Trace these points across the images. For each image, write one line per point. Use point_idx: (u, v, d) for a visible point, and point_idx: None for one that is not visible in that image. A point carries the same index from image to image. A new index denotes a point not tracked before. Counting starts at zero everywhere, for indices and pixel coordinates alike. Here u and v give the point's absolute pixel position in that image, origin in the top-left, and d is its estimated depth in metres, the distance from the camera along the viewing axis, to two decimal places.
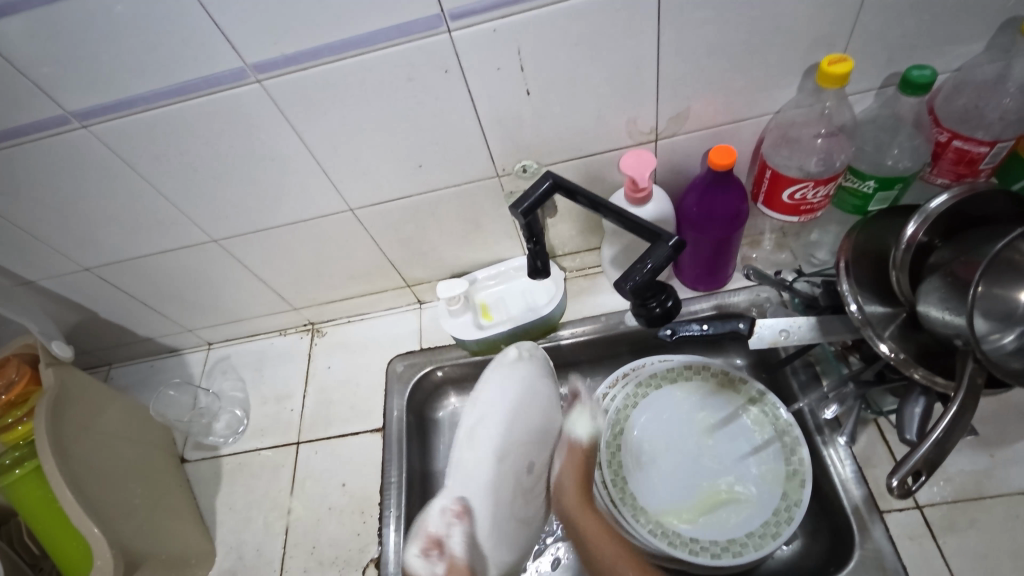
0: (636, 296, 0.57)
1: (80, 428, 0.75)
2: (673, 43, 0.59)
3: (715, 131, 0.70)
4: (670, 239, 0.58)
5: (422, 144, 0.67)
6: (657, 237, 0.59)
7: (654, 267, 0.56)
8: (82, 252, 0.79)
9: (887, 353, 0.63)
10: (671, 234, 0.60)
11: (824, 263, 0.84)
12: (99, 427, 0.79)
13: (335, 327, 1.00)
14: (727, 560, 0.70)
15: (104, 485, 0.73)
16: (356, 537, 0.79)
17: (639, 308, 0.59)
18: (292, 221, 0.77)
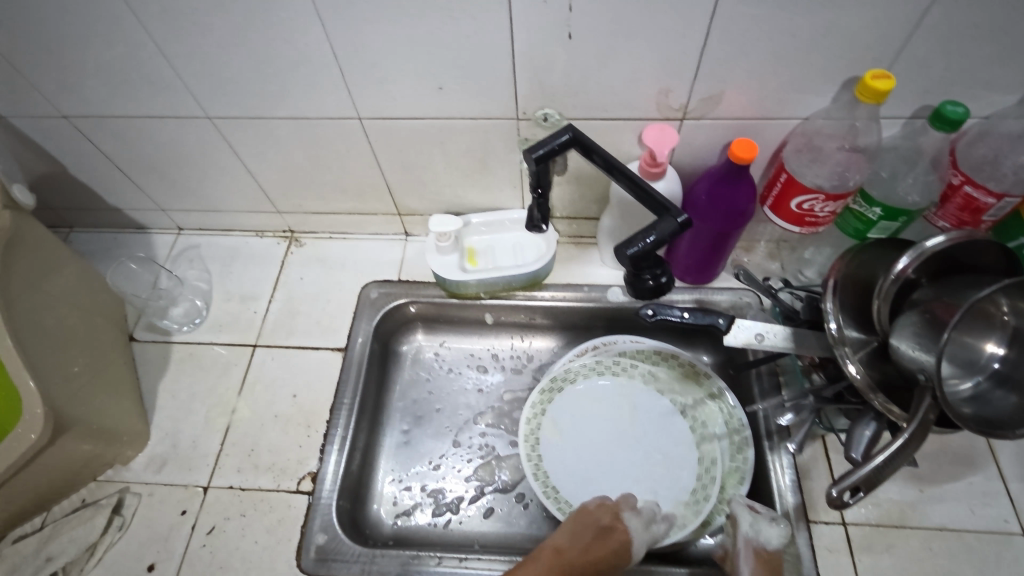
0: (635, 264, 0.56)
1: (24, 282, 0.71)
2: (726, 19, 0.57)
3: (742, 124, 0.69)
4: (679, 215, 0.57)
5: (447, 64, 0.64)
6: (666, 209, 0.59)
7: (660, 239, 0.56)
8: (61, 97, 0.73)
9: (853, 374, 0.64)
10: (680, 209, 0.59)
11: (810, 280, 0.85)
12: (45, 285, 0.74)
13: (315, 240, 0.98)
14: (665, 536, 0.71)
15: (42, 345, 0.70)
16: (298, 449, 0.78)
17: (634, 277, 0.59)
18: (294, 116, 0.73)
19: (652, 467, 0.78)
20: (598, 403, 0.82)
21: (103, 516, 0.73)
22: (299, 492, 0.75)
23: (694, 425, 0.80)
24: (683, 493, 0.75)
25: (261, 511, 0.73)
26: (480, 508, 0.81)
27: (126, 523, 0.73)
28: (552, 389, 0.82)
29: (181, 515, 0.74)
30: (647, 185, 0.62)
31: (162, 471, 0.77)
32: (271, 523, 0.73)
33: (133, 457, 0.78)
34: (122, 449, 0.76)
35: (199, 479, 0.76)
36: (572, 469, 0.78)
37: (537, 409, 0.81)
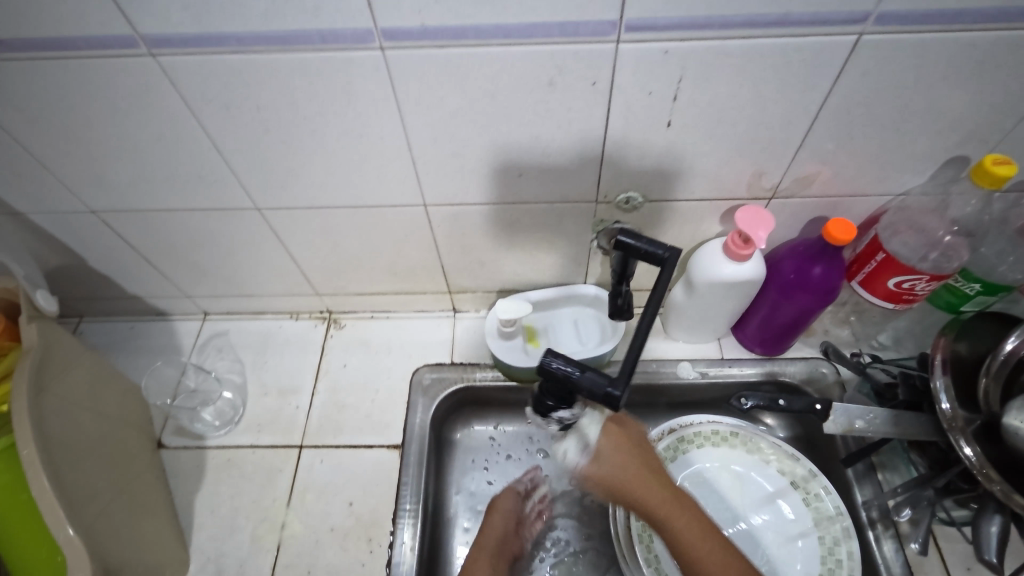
0: (539, 375, 0.52)
1: (39, 394, 0.60)
2: (838, 105, 0.54)
3: (831, 201, 0.66)
4: (614, 387, 0.49)
5: (531, 153, 0.60)
6: (622, 372, 0.50)
7: (571, 379, 0.50)
8: (91, 192, 0.67)
9: (968, 457, 0.58)
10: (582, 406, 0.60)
11: (886, 347, 0.82)
12: (60, 389, 0.64)
13: (355, 321, 0.91)
14: None
15: (63, 467, 0.59)
16: (360, 568, 0.70)
17: (544, 390, 0.58)
18: (352, 205, 0.68)
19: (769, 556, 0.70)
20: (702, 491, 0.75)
21: None
22: None
23: (804, 496, 0.73)
24: None
25: None
26: None
27: None
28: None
29: None
30: (634, 359, 0.53)
31: None
32: None
33: None
34: None
35: None
36: None
37: None
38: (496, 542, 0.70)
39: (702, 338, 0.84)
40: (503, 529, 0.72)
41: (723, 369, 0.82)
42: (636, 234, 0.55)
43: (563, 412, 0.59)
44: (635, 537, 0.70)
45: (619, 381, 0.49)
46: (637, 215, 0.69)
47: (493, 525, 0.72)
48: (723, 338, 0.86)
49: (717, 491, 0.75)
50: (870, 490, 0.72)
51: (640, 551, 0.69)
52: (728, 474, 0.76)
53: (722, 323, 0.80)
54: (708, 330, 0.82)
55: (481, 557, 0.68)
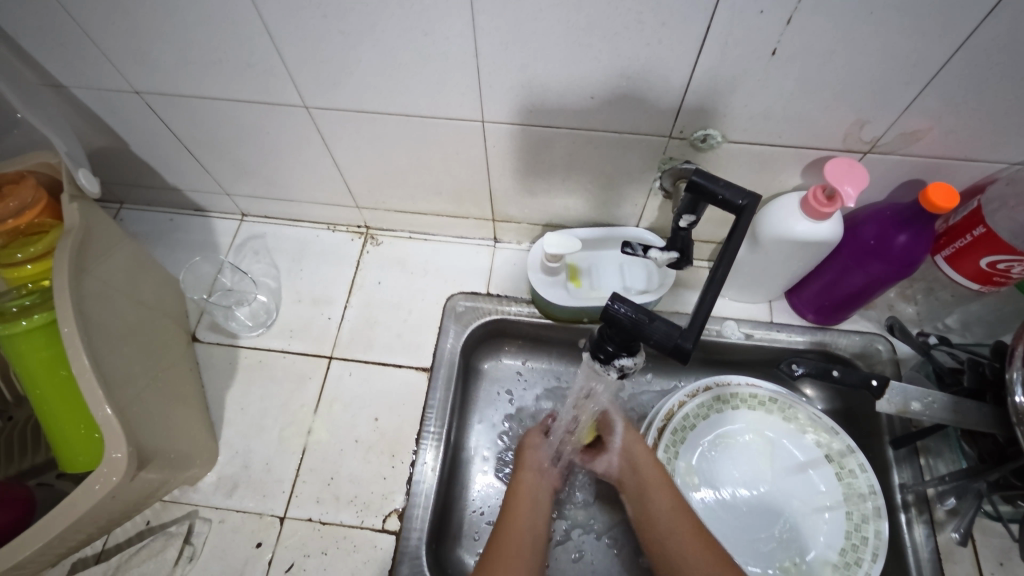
0: (601, 319, 0.48)
1: (80, 275, 0.60)
2: (978, 49, 0.46)
3: (934, 163, 0.59)
4: (686, 340, 0.46)
5: (610, 72, 0.54)
6: (693, 328, 0.47)
7: (640, 325, 0.45)
8: (136, 70, 0.63)
9: None
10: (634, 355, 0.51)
11: (951, 331, 0.76)
12: (99, 272, 0.63)
13: (393, 239, 0.89)
14: None
15: (99, 350, 0.59)
16: (382, 481, 0.71)
17: (604, 334, 0.50)
18: (405, 113, 0.63)
19: (790, 524, 0.69)
20: (733, 452, 0.73)
21: (174, 547, 0.67)
22: (385, 531, 0.68)
23: (837, 470, 0.70)
24: (830, 552, 0.67)
25: (345, 550, 0.67)
26: (570, 552, 0.73)
27: (197, 553, 0.67)
28: (682, 429, 0.73)
29: (257, 547, 0.68)
30: (708, 308, 0.49)
31: (233, 496, 0.71)
32: (356, 564, 0.66)
33: (202, 477, 0.72)
34: (193, 471, 0.69)
35: (275, 508, 0.70)
36: (711, 526, 0.69)
37: (670, 454, 0.71)
38: (531, 484, 0.68)
39: (753, 298, 0.80)
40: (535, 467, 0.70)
41: (770, 333, 0.77)
42: (715, 176, 0.50)
43: (623, 360, 0.51)
44: None
45: (690, 334, 0.46)
46: (711, 157, 0.63)
47: (523, 463, 0.69)
48: (774, 301, 0.81)
49: (746, 454, 0.73)
50: (909, 474, 0.69)
51: None
52: (760, 439, 0.74)
53: (778, 285, 0.75)
54: (763, 290, 0.77)
55: (523, 498, 0.66)
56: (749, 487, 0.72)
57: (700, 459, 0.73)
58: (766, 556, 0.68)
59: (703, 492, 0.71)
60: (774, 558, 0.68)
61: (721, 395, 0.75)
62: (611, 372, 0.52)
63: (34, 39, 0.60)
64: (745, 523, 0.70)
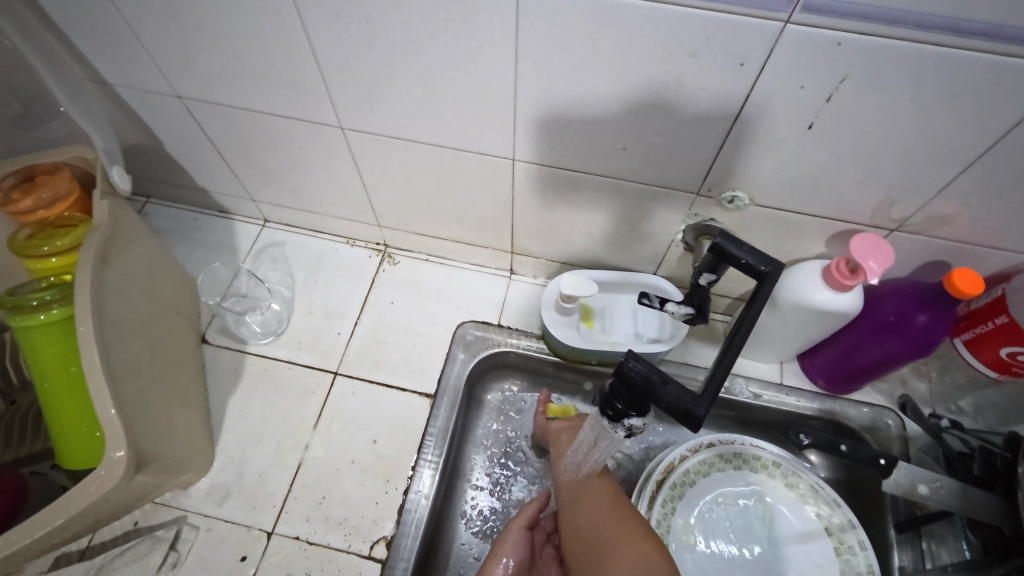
0: (613, 375, 0.47)
1: (100, 272, 0.60)
2: (1016, 144, 0.46)
3: (961, 247, 0.58)
4: (698, 407, 0.44)
5: (645, 127, 0.54)
6: (707, 392, 0.46)
7: (653, 387, 0.45)
8: (181, 76, 0.64)
9: None
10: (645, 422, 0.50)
11: (963, 413, 0.74)
12: (119, 268, 0.64)
13: (410, 260, 0.89)
14: None
15: (111, 348, 0.60)
16: (373, 506, 0.70)
17: (615, 389, 0.49)
18: (438, 143, 0.64)
19: None
20: (730, 515, 0.72)
21: (158, 552, 0.66)
22: (371, 558, 0.67)
23: (836, 544, 0.69)
24: None
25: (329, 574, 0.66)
26: None
27: (180, 560, 0.66)
28: (681, 484, 0.71)
29: (241, 561, 0.67)
30: (720, 378, 0.48)
31: (224, 505, 0.70)
32: None
33: (195, 482, 0.71)
34: (187, 476, 0.69)
35: (264, 522, 0.69)
36: None
37: (666, 510, 0.69)
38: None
39: (764, 358, 0.79)
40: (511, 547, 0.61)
41: (778, 395, 0.77)
42: (741, 241, 0.50)
43: (633, 419, 0.50)
44: None
45: (703, 401, 0.45)
46: (737, 217, 0.63)
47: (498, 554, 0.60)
48: (786, 363, 0.80)
49: (744, 517, 0.72)
50: (910, 556, 0.67)
51: None
52: (759, 503, 0.73)
53: (791, 348, 0.74)
54: (775, 351, 0.76)
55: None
56: (744, 552, 0.70)
57: (698, 518, 0.71)
58: None
59: (696, 552, 0.69)
60: None
61: (724, 453, 0.74)
62: (619, 431, 0.51)
63: (87, 37, 0.62)
64: None
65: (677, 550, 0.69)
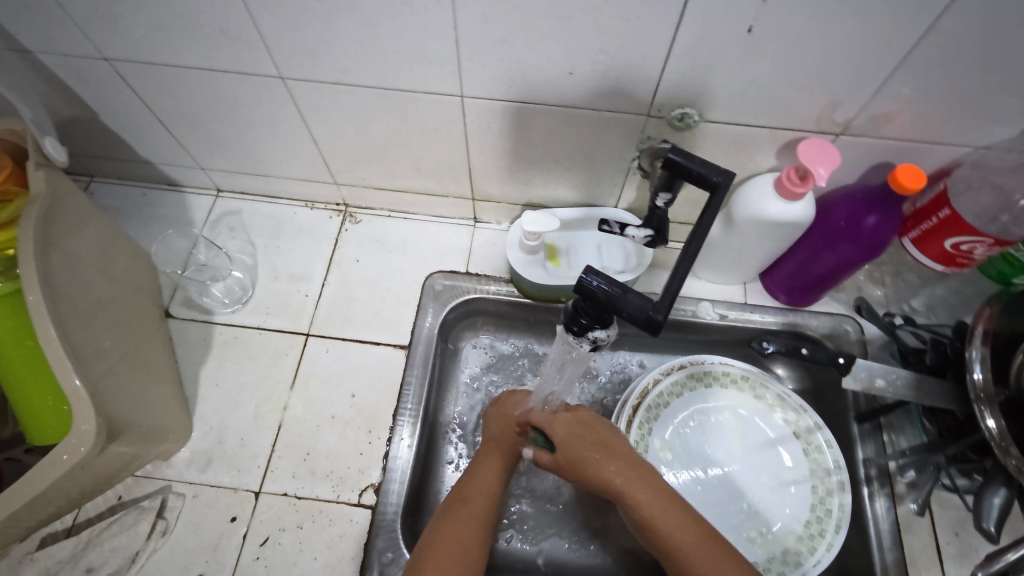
0: (575, 292, 0.48)
1: (45, 245, 0.58)
2: (947, 31, 0.47)
3: (903, 146, 0.60)
4: (657, 312, 0.46)
5: (588, 47, 0.54)
6: (665, 299, 0.47)
7: (613, 298, 0.46)
8: (104, 35, 0.61)
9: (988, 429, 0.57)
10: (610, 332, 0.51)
11: (916, 312, 0.78)
12: (69, 246, 0.62)
13: (371, 217, 0.88)
14: None
15: (69, 324, 0.58)
16: (358, 456, 0.71)
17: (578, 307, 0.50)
18: (384, 86, 0.63)
19: (762, 499, 0.71)
20: (705, 430, 0.75)
21: (146, 521, 0.67)
22: (361, 505, 0.69)
23: (804, 445, 0.73)
24: (795, 523, 0.69)
25: (321, 524, 0.67)
26: (532, 525, 0.74)
27: (170, 527, 0.67)
28: (656, 406, 0.74)
29: (231, 522, 0.67)
30: (677, 286, 0.49)
31: (208, 471, 0.70)
32: (332, 538, 0.67)
33: (175, 452, 0.71)
34: (166, 446, 0.69)
35: (250, 483, 0.70)
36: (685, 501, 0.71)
37: (644, 431, 0.72)
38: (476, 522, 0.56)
39: (727, 279, 0.81)
40: (490, 475, 0.61)
41: (744, 314, 0.79)
42: (691, 153, 0.50)
43: (596, 332, 0.51)
44: None
45: (661, 306, 0.46)
46: (688, 136, 0.64)
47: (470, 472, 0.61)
48: (749, 283, 0.82)
49: (718, 430, 0.75)
50: (872, 449, 0.71)
51: None
52: (732, 415, 0.76)
53: (752, 266, 0.76)
54: (737, 271, 0.78)
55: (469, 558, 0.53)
56: (721, 463, 0.73)
57: (675, 435, 0.74)
58: (733, 528, 0.70)
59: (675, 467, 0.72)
60: (742, 528, 0.70)
61: (696, 372, 0.76)
62: (584, 345, 0.52)
63: None
64: (717, 499, 0.71)
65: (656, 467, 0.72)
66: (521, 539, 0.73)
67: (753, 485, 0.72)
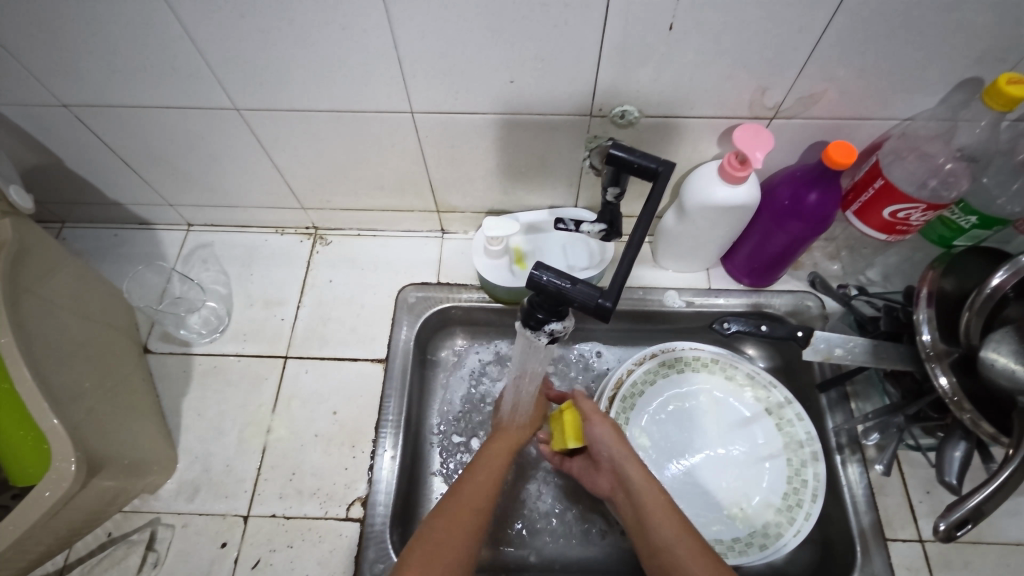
0: (528, 288, 0.50)
1: (18, 290, 0.60)
2: (853, 11, 0.51)
3: (834, 123, 0.63)
4: (606, 299, 0.48)
5: (524, 55, 0.56)
6: (613, 286, 0.49)
7: (563, 292, 0.48)
8: (60, 82, 0.63)
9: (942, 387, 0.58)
10: (566, 324, 0.53)
11: (873, 283, 0.81)
12: (41, 293, 0.63)
13: (341, 238, 0.90)
14: (752, 555, 0.67)
15: (45, 367, 0.59)
16: (343, 471, 0.72)
17: (534, 303, 0.52)
18: (337, 108, 0.65)
19: (741, 477, 0.73)
20: (681, 415, 0.77)
21: (136, 554, 0.68)
22: (349, 519, 0.70)
23: (777, 420, 0.75)
24: (773, 496, 0.71)
25: (310, 542, 0.68)
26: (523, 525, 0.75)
27: (161, 559, 0.68)
28: (631, 395, 0.76)
29: (222, 547, 0.68)
30: (625, 272, 0.52)
31: (195, 500, 0.71)
32: (322, 554, 0.68)
33: (162, 485, 0.72)
34: (152, 478, 0.69)
35: (238, 507, 0.70)
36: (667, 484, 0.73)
37: (621, 421, 0.74)
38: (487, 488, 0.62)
39: (690, 267, 0.83)
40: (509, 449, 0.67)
41: (708, 299, 0.82)
42: (629, 146, 0.53)
43: (553, 325, 0.53)
44: None
45: (610, 294, 0.49)
46: (632, 132, 0.66)
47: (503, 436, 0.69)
48: (712, 269, 0.85)
49: (694, 413, 0.77)
50: (841, 417, 0.74)
51: None
52: (706, 398, 0.78)
53: (712, 252, 0.79)
54: (698, 258, 0.80)
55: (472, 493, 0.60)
56: (699, 446, 0.75)
57: (652, 422, 0.76)
58: (715, 508, 0.72)
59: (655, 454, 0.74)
60: (723, 507, 0.72)
61: (668, 359, 0.78)
62: (542, 338, 0.54)
63: None
64: (698, 481, 0.73)
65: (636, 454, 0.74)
66: (511, 537, 0.74)
67: (731, 464, 0.74)
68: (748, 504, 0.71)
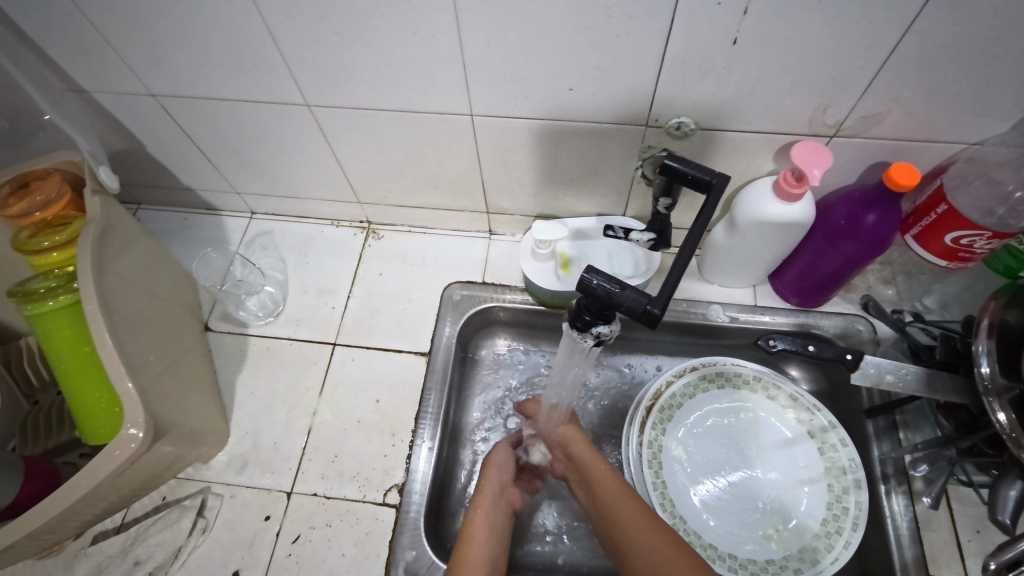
0: (577, 290, 0.51)
1: (101, 264, 0.64)
2: (923, 32, 0.50)
3: (897, 145, 0.62)
4: (654, 306, 0.48)
5: (585, 64, 0.58)
6: (662, 294, 0.50)
7: (611, 296, 0.49)
8: (151, 74, 0.68)
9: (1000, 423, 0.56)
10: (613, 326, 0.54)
11: (930, 310, 0.78)
12: (120, 268, 0.68)
13: (393, 233, 0.93)
14: None
15: (121, 336, 0.64)
16: (382, 458, 0.75)
17: (581, 305, 0.53)
18: (400, 109, 0.68)
19: (778, 499, 0.72)
20: (719, 430, 0.76)
21: (188, 519, 0.72)
22: (385, 504, 0.72)
23: (820, 444, 0.73)
24: (811, 520, 0.70)
25: (348, 523, 0.71)
26: (553, 527, 0.76)
27: (209, 525, 0.72)
28: (669, 407, 0.75)
29: (266, 520, 0.72)
30: (674, 281, 0.52)
31: (243, 473, 0.75)
32: (358, 535, 0.70)
33: (214, 456, 0.76)
34: (205, 449, 0.74)
35: (282, 484, 0.74)
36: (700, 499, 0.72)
37: (657, 432, 0.74)
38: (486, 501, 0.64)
39: (737, 283, 0.83)
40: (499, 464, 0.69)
41: (754, 316, 0.81)
42: (684, 158, 0.53)
43: (600, 329, 0.54)
44: (645, 463, 0.71)
45: (658, 301, 0.49)
46: (687, 144, 0.67)
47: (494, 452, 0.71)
48: (759, 285, 0.84)
49: (733, 431, 0.76)
50: (887, 446, 0.72)
51: (649, 475, 0.70)
52: (746, 415, 0.77)
53: (761, 269, 0.78)
54: (746, 274, 0.80)
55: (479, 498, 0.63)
56: (736, 463, 0.74)
57: (688, 435, 0.76)
58: (749, 528, 0.71)
59: (689, 467, 0.74)
60: (757, 527, 0.71)
61: (709, 373, 0.77)
62: (588, 340, 0.55)
63: (61, 49, 0.66)
64: (732, 498, 0.72)
65: (671, 465, 0.73)
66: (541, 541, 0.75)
67: (768, 485, 0.73)
68: (783, 526, 0.70)
